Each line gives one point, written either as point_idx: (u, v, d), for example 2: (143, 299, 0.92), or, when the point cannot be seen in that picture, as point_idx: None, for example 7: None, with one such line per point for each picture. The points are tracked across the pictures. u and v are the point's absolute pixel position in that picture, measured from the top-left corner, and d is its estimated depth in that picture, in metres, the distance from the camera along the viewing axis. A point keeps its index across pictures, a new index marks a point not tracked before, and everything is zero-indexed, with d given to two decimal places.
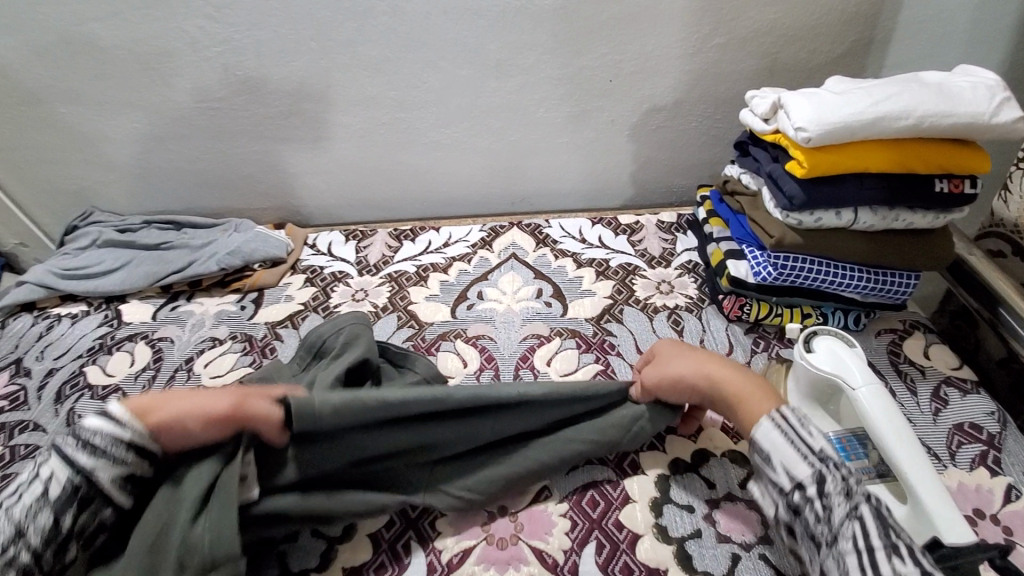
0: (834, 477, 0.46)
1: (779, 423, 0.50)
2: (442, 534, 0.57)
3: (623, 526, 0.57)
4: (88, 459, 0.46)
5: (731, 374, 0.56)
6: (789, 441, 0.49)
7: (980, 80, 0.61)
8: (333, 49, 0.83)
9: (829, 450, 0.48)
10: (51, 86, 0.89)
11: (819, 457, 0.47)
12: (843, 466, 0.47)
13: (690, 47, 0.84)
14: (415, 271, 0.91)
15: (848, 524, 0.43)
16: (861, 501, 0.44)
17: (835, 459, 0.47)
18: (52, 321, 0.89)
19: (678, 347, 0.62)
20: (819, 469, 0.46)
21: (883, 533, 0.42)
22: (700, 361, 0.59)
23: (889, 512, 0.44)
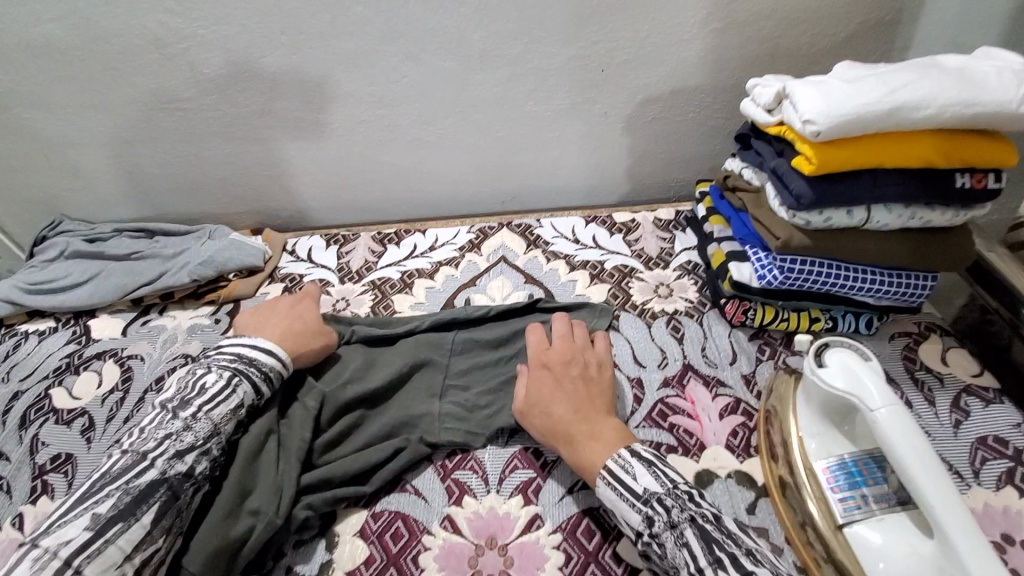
0: (658, 512, 0.47)
1: (608, 476, 0.50)
2: (426, 571, 0.53)
3: (622, 559, 0.52)
4: (268, 391, 0.58)
5: (587, 440, 0.53)
6: (619, 492, 0.49)
7: (1005, 65, 0.56)
8: (305, 43, 0.78)
9: (652, 484, 0.48)
10: (7, 90, 0.83)
11: (644, 499, 0.48)
12: (672, 497, 0.48)
13: (687, 33, 0.78)
14: (400, 277, 0.86)
15: (679, 554, 0.44)
16: (685, 526, 0.45)
17: (658, 491, 0.48)
18: (18, 339, 0.84)
19: (558, 385, 0.58)
20: (647, 513, 0.47)
21: (706, 553, 0.44)
22: (557, 400, 0.57)
23: (713, 527, 0.46)
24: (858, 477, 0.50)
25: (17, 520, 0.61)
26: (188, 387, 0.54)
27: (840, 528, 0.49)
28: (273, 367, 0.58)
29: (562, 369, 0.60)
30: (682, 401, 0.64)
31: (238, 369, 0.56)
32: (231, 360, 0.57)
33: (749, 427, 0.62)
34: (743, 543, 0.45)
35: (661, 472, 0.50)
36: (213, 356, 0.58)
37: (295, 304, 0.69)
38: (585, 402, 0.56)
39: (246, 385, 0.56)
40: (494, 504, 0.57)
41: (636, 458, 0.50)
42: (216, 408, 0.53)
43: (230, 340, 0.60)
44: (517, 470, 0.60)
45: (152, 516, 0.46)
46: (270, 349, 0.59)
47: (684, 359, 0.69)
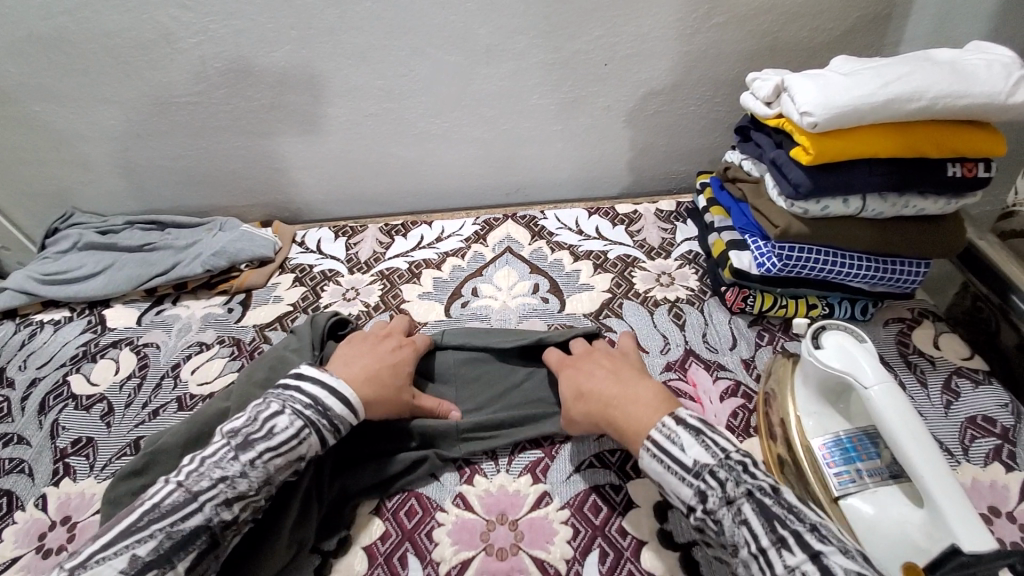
0: (711, 487, 0.45)
1: (653, 450, 0.49)
2: (440, 545, 0.55)
3: (627, 533, 0.55)
4: (334, 438, 0.55)
5: (627, 411, 0.53)
6: (665, 467, 0.48)
7: (995, 58, 0.58)
8: (315, 38, 0.80)
9: (701, 455, 0.47)
10: (21, 84, 0.85)
11: (695, 473, 0.46)
12: (724, 469, 0.46)
13: (687, 29, 0.80)
14: (408, 267, 0.88)
15: (737, 532, 0.43)
16: (742, 502, 0.44)
17: (710, 463, 0.46)
18: (34, 328, 0.86)
19: (583, 373, 0.59)
20: (699, 487, 0.46)
21: (768, 532, 0.42)
22: (590, 383, 0.58)
23: (773, 501, 0.44)
24: (853, 453, 0.53)
25: (41, 500, 0.63)
26: (257, 422, 0.51)
27: (836, 500, 0.51)
28: (347, 419, 0.55)
29: (586, 361, 0.61)
30: (684, 384, 0.67)
31: (309, 416, 0.53)
32: (308, 403, 0.53)
33: (749, 408, 0.64)
34: (806, 518, 0.43)
35: (711, 441, 0.48)
36: (293, 387, 0.55)
37: (396, 350, 0.65)
38: (616, 377, 0.57)
39: (313, 435, 0.53)
40: (504, 482, 0.60)
41: (683, 428, 0.49)
42: (275, 458, 0.50)
43: (313, 369, 0.57)
44: (525, 451, 0.62)
45: (188, 564, 0.45)
46: (345, 397, 0.55)
47: (685, 345, 0.71)
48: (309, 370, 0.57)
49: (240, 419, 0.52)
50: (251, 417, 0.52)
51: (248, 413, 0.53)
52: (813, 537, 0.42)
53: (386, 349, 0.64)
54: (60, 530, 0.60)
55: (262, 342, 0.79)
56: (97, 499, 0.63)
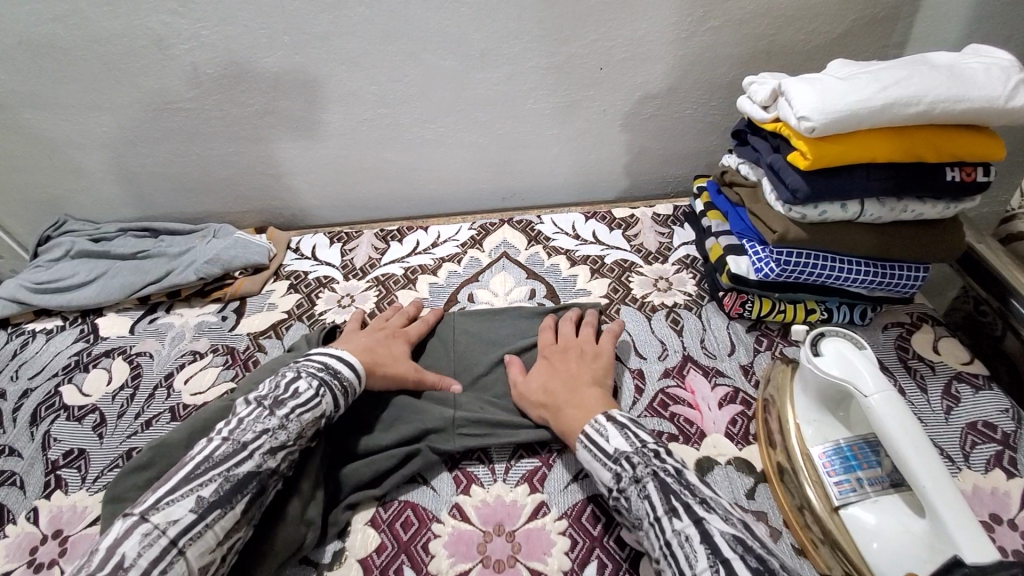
0: (624, 470, 0.49)
1: (583, 441, 0.53)
2: (436, 557, 0.54)
3: (626, 544, 0.54)
4: (346, 402, 0.59)
5: (569, 410, 0.57)
6: (592, 455, 0.52)
7: (994, 61, 0.57)
8: (308, 44, 0.79)
9: (622, 444, 0.51)
10: (11, 91, 0.84)
11: (613, 458, 0.50)
12: (640, 453, 0.50)
13: (683, 32, 0.80)
14: (403, 273, 0.87)
15: (641, 506, 0.47)
16: (647, 480, 0.48)
17: (627, 450, 0.50)
18: (26, 337, 0.85)
19: (546, 370, 0.64)
20: (616, 470, 0.50)
21: (664, 503, 0.46)
22: (550, 379, 0.62)
23: (674, 479, 0.48)
24: (853, 461, 0.52)
25: (32, 514, 0.63)
26: (281, 386, 0.55)
27: (836, 509, 0.51)
28: (355, 383, 0.60)
29: (559, 360, 0.65)
30: (683, 391, 0.66)
31: (326, 378, 0.57)
32: (320, 368, 0.58)
33: (748, 415, 0.63)
34: (699, 493, 0.47)
35: (632, 433, 0.52)
36: (303, 360, 0.60)
37: (390, 337, 0.69)
38: (573, 381, 0.61)
39: (331, 394, 0.57)
40: (501, 492, 0.59)
41: (611, 423, 0.53)
42: (306, 410, 0.54)
43: (320, 349, 0.62)
44: (522, 460, 0.62)
45: (244, 507, 0.48)
46: (352, 365, 0.61)
47: (683, 350, 0.71)
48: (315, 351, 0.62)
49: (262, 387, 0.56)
50: (273, 386, 0.56)
51: (268, 382, 0.56)
52: (703, 508, 0.46)
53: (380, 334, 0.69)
54: (51, 545, 0.59)
55: (256, 350, 0.78)
56: (89, 512, 0.62)
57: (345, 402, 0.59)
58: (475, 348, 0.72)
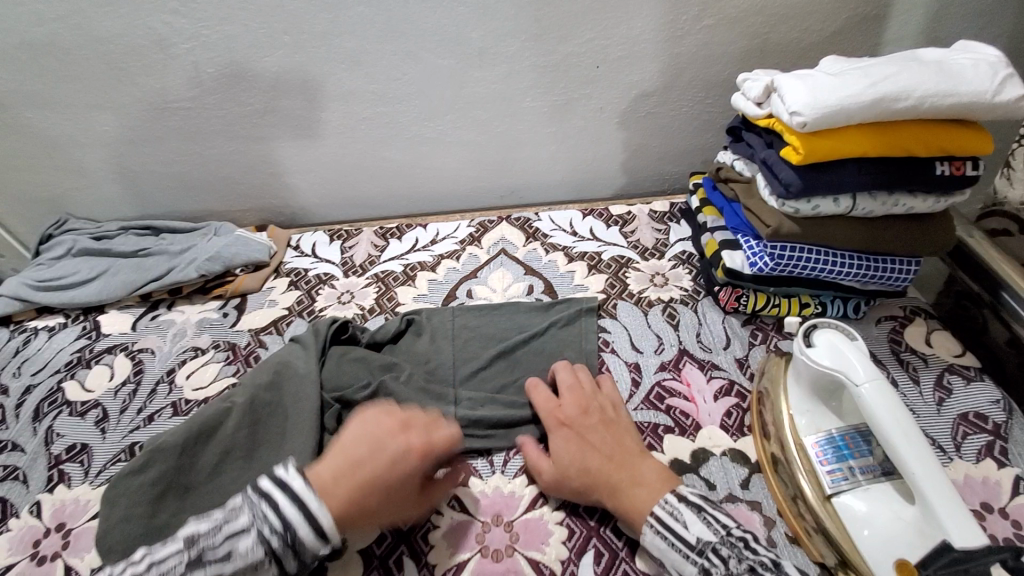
0: (714, 564, 0.45)
1: (655, 526, 0.48)
2: (435, 547, 0.55)
3: (622, 533, 0.55)
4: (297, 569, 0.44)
5: (634, 490, 0.51)
6: (670, 544, 0.47)
7: (982, 57, 0.59)
8: (307, 43, 0.80)
9: (704, 532, 0.47)
10: (14, 90, 0.85)
11: (699, 550, 0.46)
12: (728, 545, 0.46)
13: (680, 30, 0.80)
14: (403, 270, 0.88)
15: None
16: None
17: (712, 540, 0.46)
18: (28, 335, 0.86)
19: (575, 438, 0.56)
20: (704, 565, 0.45)
21: None
22: (585, 453, 0.55)
23: (774, 573, 0.43)
24: (845, 451, 0.53)
25: (35, 507, 0.63)
26: (217, 534, 0.43)
27: (828, 498, 0.52)
28: (323, 550, 0.44)
29: (582, 423, 0.57)
30: (679, 384, 0.67)
31: (273, 547, 0.42)
32: (274, 528, 0.43)
33: (743, 407, 0.64)
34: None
35: (712, 517, 0.48)
36: (268, 500, 0.43)
37: (398, 457, 0.51)
38: (616, 452, 0.54)
39: (273, 568, 0.43)
40: (499, 483, 0.60)
41: (685, 505, 0.49)
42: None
43: (297, 482, 0.44)
44: (519, 453, 0.62)
45: None
46: (322, 529, 0.43)
47: (680, 344, 0.72)
48: (295, 483, 0.44)
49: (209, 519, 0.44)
50: (215, 525, 0.43)
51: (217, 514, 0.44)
52: None
53: (389, 456, 0.50)
54: (54, 538, 0.60)
55: (257, 346, 0.79)
56: (92, 505, 0.63)
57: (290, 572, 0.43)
58: (473, 343, 0.73)
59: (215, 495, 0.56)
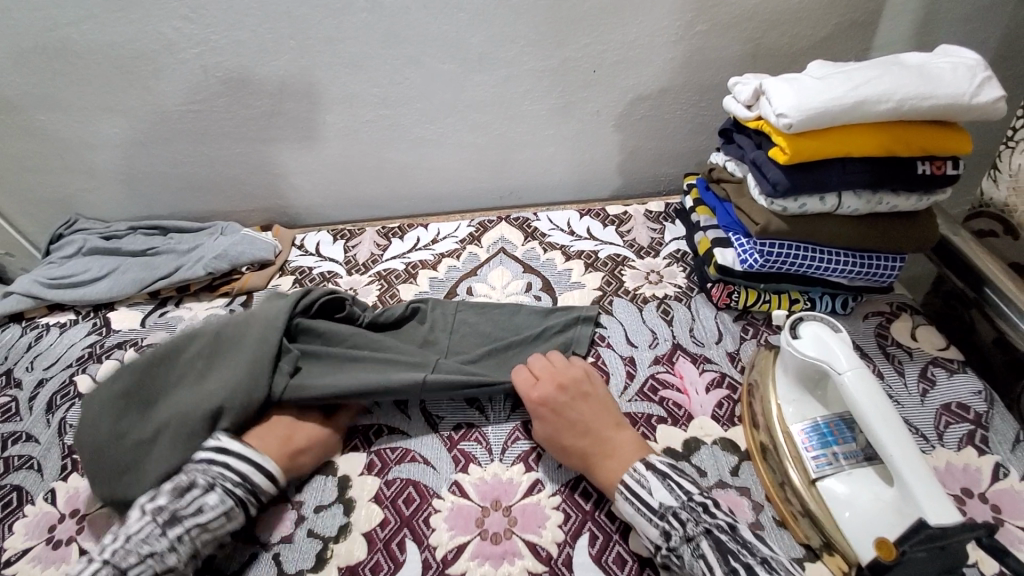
0: (674, 527, 0.49)
1: (622, 491, 0.53)
2: (436, 530, 0.57)
3: (616, 517, 0.57)
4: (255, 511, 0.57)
5: (609, 462, 0.56)
6: (635, 508, 0.52)
7: (960, 61, 0.61)
8: (313, 48, 0.83)
9: (666, 497, 0.51)
10: (28, 93, 0.88)
11: (660, 514, 0.50)
12: (687, 508, 0.50)
13: (674, 35, 0.83)
14: (404, 268, 0.90)
15: (696, 565, 0.47)
16: (701, 538, 0.48)
17: (673, 504, 0.50)
18: (40, 331, 0.88)
19: (556, 416, 0.60)
20: (665, 527, 0.50)
21: (722, 564, 0.46)
22: (566, 428, 0.59)
23: (728, 538, 0.48)
24: (829, 437, 0.55)
25: (50, 495, 0.65)
26: (182, 498, 0.52)
27: (814, 482, 0.54)
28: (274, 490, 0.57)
29: (560, 399, 0.61)
30: (672, 376, 0.69)
31: (238, 494, 0.54)
32: (238, 480, 0.55)
33: (734, 398, 0.66)
34: (758, 552, 0.47)
35: (675, 484, 0.52)
36: (220, 461, 0.55)
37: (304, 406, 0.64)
38: (592, 428, 0.59)
39: (240, 510, 0.54)
40: (498, 471, 0.62)
41: (652, 473, 0.53)
42: (201, 535, 0.51)
43: (236, 443, 0.57)
44: (518, 442, 0.64)
45: None
46: (271, 473, 0.57)
47: (673, 339, 0.74)
48: (231, 445, 0.57)
49: (161, 495, 0.52)
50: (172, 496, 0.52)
51: (168, 488, 0.53)
52: (762, 570, 0.46)
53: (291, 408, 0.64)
54: (68, 523, 0.62)
55: None
56: None
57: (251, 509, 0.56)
58: (466, 342, 0.74)
59: (163, 413, 0.60)
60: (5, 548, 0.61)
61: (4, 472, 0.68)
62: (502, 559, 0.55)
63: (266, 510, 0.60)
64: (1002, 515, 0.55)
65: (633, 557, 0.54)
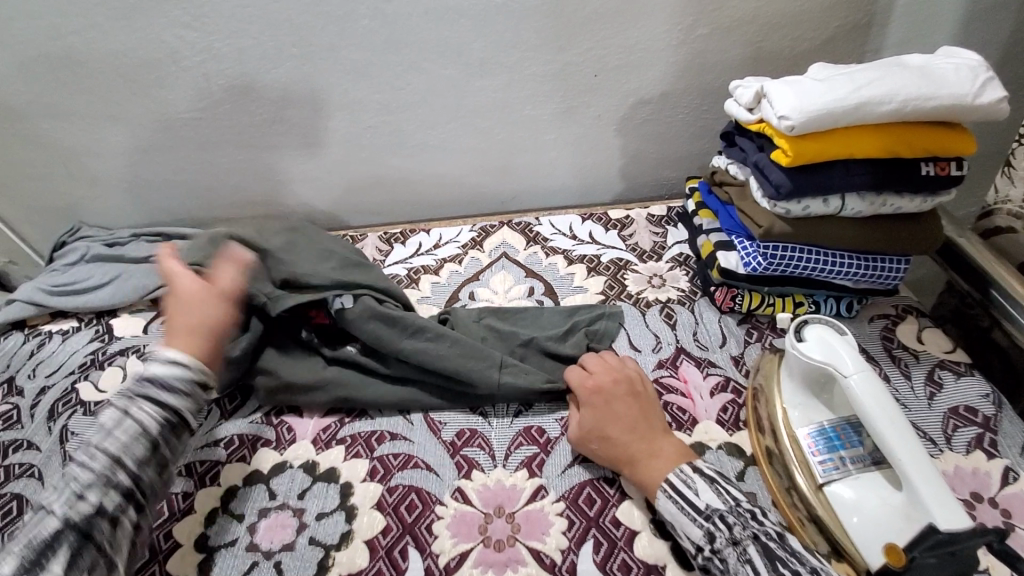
0: (719, 529, 0.49)
1: (669, 491, 0.53)
2: (439, 538, 0.57)
3: (620, 523, 0.57)
4: (179, 404, 0.55)
5: (653, 461, 0.55)
6: (681, 508, 0.51)
7: (963, 62, 0.61)
8: (313, 54, 0.83)
9: (713, 500, 0.51)
10: (33, 102, 0.88)
11: (705, 516, 0.50)
12: (734, 513, 0.50)
13: (674, 39, 0.83)
14: (407, 273, 0.90)
15: (742, 571, 0.46)
16: (748, 543, 0.47)
17: (720, 508, 0.50)
18: (42, 338, 0.88)
19: (604, 412, 0.60)
20: (709, 529, 0.49)
21: (770, 570, 0.45)
22: (612, 423, 0.59)
23: (777, 544, 0.47)
24: (836, 441, 0.55)
25: None
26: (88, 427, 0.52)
27: (820, 487, 0.53)
28: (184, 378, 0.55)
29: (612, 393, 0.61)
30: (676, 380, 0.69)
31: (147, 397, 0.53)
32: (129, 386, 0.54)
33: (738, 403, 0.66)
34: (808, 561, 0.46)
35: (723, 489, 0.52)
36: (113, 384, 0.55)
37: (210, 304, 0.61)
38: (639, 425, 0.58)
39: (148, 407, 0.53)
40: (501, 477, 0.61)
41: (699, 475, 0.53)
42: (113, 440, 0.50)
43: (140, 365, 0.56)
44: (521, 447, 0.64)
45: (61, 563, 0.44)
46: (172, 358, 0.55)
47: (676, 343, 0.74)
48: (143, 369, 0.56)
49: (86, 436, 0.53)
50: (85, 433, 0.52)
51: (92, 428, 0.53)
52: None
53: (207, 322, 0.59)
54: None
55: None
56: None
57: (173, 405, 0.54)
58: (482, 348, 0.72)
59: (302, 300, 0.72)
60: None
61: (6, 479, 0.68)
62: (505, 566, 0.54)
63: (268, 517, 0.59)
64: (1013, 520, 0.54)
65: (638, 564, 0.54)
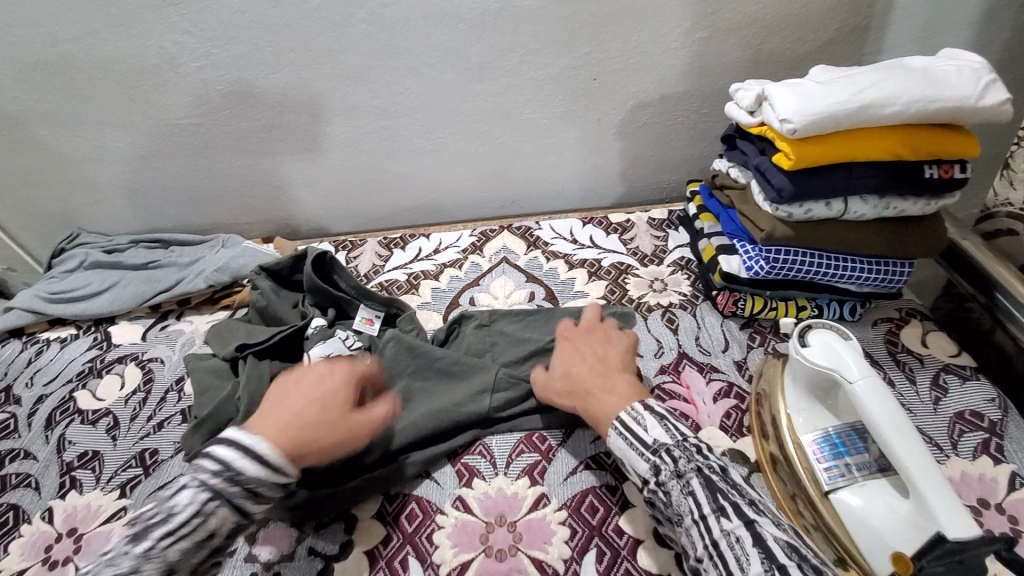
0: (665, 462, 0.48)
1: (619, 427, 0.52)
2: (440, 548, 0.56)
3: (624, 532, 0.56)
4: (252, 506, 0.49)
5: (607, 396, 0.55)
6: (629, 444, 0.51)
7: (966, 63, 0.61)
8: (311, 59, 0.82)
9: (662, 436, 0.50)
10: (30, 109, 0.88)
11: (653, 450, 0.49)
12: (680, 446, 0.49)
13: (675, 42, 0.83)
14: (406, 279, 0.90)
15: (684, 502, 0.46)
16: (691, 476, 0.47)
17: (667, 442, 0.49)
18: (40, 346, 0.87)
19: (573, 356, 0.61)
20: (655, 463, 0.49)
21: (710, 500, 0.45)
22: (576, 364, 0.60)
23: (720, 477, 0.46)
24: (841, 448, 0.54)
25: (47, 513, 0.64)
26: (159, 502, 0.47)
27: (826, 494, 0.53)
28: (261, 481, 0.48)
29: (583, 343, 0.63)
30: (679, 387, 0.68)
31: (214, 486, 0.47)
32: (216, 470, 0.48)
33: (742, 408, 0.65)
34: (746, 493, 0.46)
35: (672, 425, 0.51)
36: (202, 455, 0.49)
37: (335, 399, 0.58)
38: (600, 366, 0.59)
39: (220, 506, 0.47)
40: (502, 485, 0.61)
41: (649, 412, 0.52)
42: (176, 542, 0.46)
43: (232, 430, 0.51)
44: (522, 454, 0.63)
45: None
46: (263, 457, 0.49)
47: (678, 348, 0.73)
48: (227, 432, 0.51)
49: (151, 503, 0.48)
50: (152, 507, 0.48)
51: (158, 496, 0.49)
52: (750, 510, 0.45)
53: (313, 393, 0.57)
54: (66, 541, 0.62)
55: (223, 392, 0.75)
56: (103, 511, 0.64)
57: (242, 508, 0.48)
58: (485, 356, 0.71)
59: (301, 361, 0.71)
60: (3, 568, 0.60)
61: (3, 490, 0.68)
62: None
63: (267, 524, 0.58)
64: (1019, 527, 0.53)
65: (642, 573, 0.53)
